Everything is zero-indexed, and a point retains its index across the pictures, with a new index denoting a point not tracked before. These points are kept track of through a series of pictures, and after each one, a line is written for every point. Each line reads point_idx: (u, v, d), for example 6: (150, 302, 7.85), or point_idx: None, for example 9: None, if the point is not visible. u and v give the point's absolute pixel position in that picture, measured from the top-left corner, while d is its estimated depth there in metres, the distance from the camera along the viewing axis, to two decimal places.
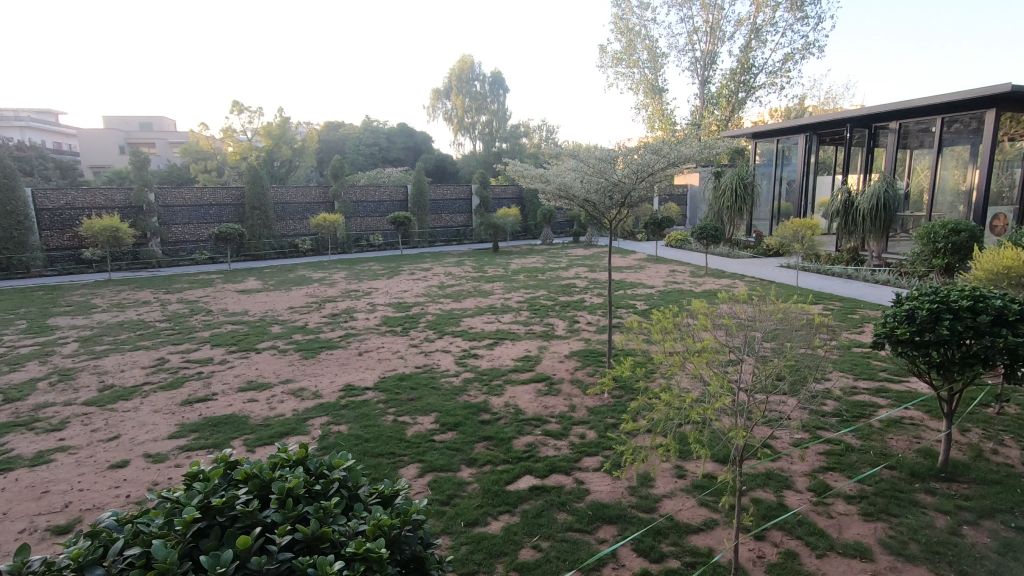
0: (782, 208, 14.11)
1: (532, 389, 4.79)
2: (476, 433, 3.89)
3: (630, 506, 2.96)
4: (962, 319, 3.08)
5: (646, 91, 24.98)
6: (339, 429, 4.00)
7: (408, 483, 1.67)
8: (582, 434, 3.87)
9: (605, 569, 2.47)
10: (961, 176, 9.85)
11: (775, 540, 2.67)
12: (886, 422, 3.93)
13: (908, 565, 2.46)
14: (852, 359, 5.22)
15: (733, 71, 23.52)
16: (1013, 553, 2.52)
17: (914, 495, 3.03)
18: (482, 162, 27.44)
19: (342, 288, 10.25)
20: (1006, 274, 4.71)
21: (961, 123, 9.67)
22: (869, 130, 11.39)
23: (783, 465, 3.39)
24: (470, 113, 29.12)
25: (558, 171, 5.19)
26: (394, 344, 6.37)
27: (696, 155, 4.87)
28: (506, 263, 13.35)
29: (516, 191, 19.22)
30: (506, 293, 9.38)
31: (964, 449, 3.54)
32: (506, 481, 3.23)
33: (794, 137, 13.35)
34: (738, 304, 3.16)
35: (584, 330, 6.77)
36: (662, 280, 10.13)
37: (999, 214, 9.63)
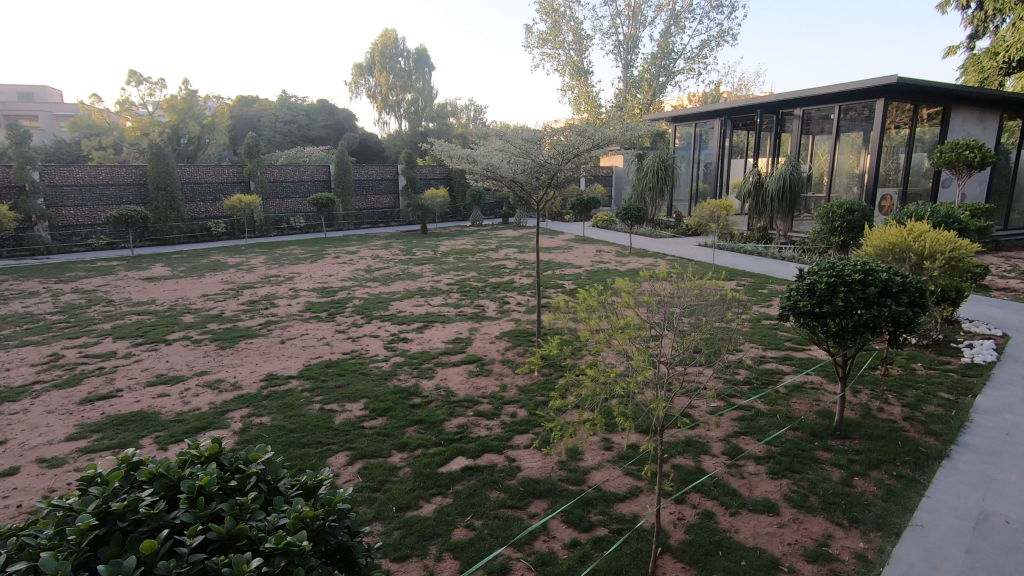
0: (699, 189, 14.81)
1: (463, 371, 4.80)
2: (407, 418, 3.85)
3: (561, 480, 3.05)
4: (854, 291, 3.38)
5: (572, 74, 25.28)
6: (261, 420, 3.83)
7: (332, 473, 1.62)
8: (513, 413, 3.94)
9: (537, 542, 2.54)
10: (855, 160, 10.73)
11: (693, 502, 2.85)
12: (790, 387, 4.26)
13: (808, 515, 2.71)
14: (762, 331, 5.61)
15: (654, 56, 24.27)
16: (895, 499, 2.84)
17: (813, 452, 3.33)
18: (408, 142, 26.86)
19: (261, 273, 9.74)
20: (891, 249, 5.20)
21: (855, 111, 10.51)
22: (777, 116, 12.13)
23: (701, 432, 3.61)
24: (394, 91, 28.22)
25: (485, 152, 5.14)
26: (320, 330, 6.15)
27: (620, 137, 4.98)
28: (435, 245, 13.18)
29: (444, 172, 18.93)
30: (435, 276, 9.27)
31: (856, 408, 3.92)
32: (438, 463, 3.23)
33: (710, 121, 13.98)
34: (659, 282, 3.30)
35: (514, 311, 6.84)
36: (589, 260, 10.37)
37: (886, 195, 10.60)
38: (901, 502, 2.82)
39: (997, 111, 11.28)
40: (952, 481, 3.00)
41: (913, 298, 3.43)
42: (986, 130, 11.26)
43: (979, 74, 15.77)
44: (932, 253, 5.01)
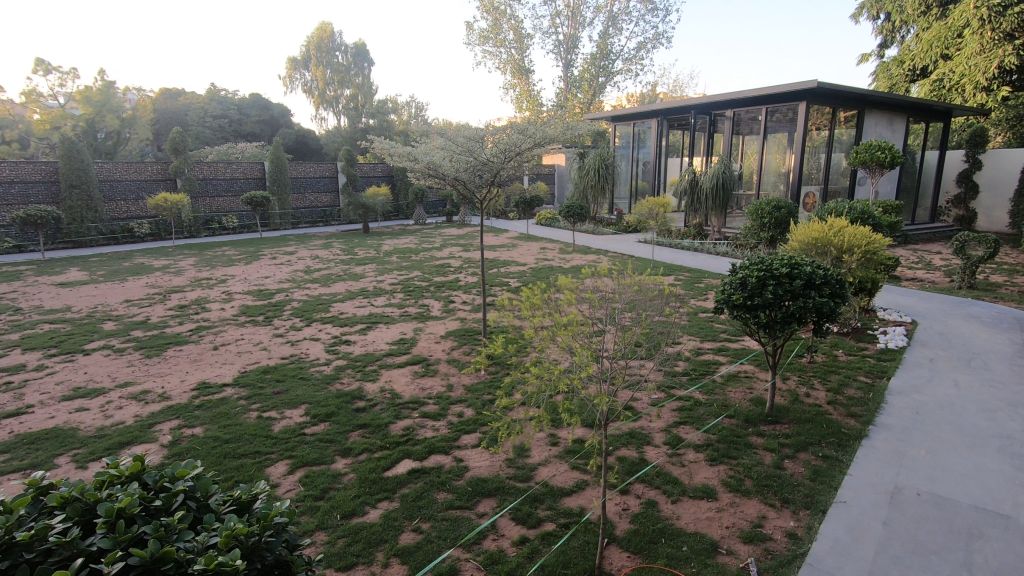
0: (638, 187, 15.24)
1: (408, 372, 4.73)
2: (350, 422, 3.75)
3: (508, 478, 3.06)
4: (782, 284, 3.57)
5: (513, 72, 25.38)
6: (193, 432, 3.64)
7: (268, 485, 1.56)
8: (460, 413, 3.92)
9: (486, 541, 2.54)
10: (781, 159, 11.34)
11: (637, 492, 2.93)
12: (726, 377, 4.46)
13: (744, 498, 2.85)
14: (699, 323, 5.84)
15: (593, 57, 24.77)
16: (820, 478, 3.03)
17: (748, 438, 3.50)
18: (347, 139, 26.18)
19: (190, 276, 9.23)
20: (814, 243, 5.53)
21: (780, 114, 11.11)
22: (709, 117, 12.64)
23: (643, 424, 3.72)
24: (332, 86, 27.51)
25: (426, 150, 5.08)
26: (256, 334, 5.90)
27: (560, 136, 5.04)
28: (378, 244, 12.92)
29: (385, 170, 18.55)
30: (378, 276, 9.09)
31: (785, 394, 4.15)
32: (383, 468, 3.17)
33: (647, 121, 14.40)
34: (600, 278, 3.36)
35: (459, 310, 6.81)
36: (533, 258, 10.45)
37: (809, 193, 11.27)
38: (826, 480, 3.01)
39: (904, 115, 12.20)
40: (870, 459, 3.23)
41: (834, 290, 3.66)
42: (895, 132, 12.16)
43: (888, 81, 17.02)
44: (850, 246, 5.37)
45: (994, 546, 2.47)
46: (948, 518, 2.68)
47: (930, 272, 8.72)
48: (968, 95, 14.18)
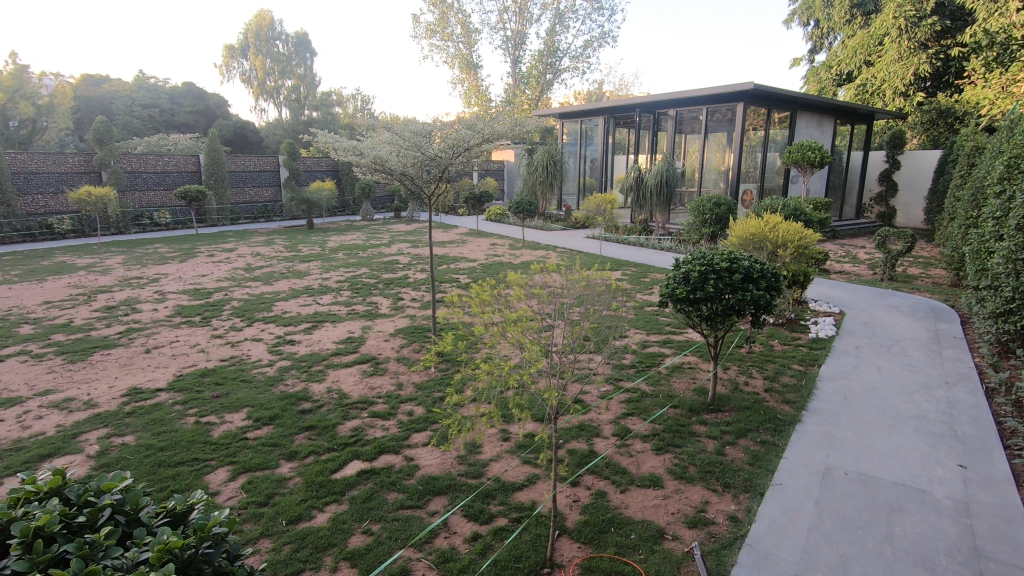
0: (586, 184, 15.48)
1: (356, 371, 4.63)
2: (296, 425, 3.63)
3: (460, 475, 3.05)
4: (722, 278, 3.72)
5: (461, 67, 25.19)
6: (124, 440, 3.43)
7: (205, 495, 1.49)
8: (410, 411, 3.87)
9: (438, 540, 2.52)
10: (721, 158, 11.79)
11: (588, 483, 2.98)
12: (671, 368, 4.61)
13: (689, 485, 2.95)
14: (645, 317, 6.00)
15: (540, 53, 24.93)
16: (759, 462, 3.18)
17: (692, 427, 3.63)
18: (288, 131, 25.28)
19: (119, 275, 8.68)
20: (751, 238, 5.78)
21: (720, 114, 11.54)
22: (654, 116, 12.96)
23: (592, 416, 3.79)
24: (272, 76, 26.48)
25: (372, 144, 4.94)
26: (193, 336, 5.62)
27: (509, 132, 5.04)
28: (323, 241, 12.56)
29: (331, 164, 18.01)
30: (324, 273, 8.84)
31: (727, 383, 4.33)
32: (331, 470, 3.09)
33: (594, 119, 14.65)
34: (549, 274, 3.40)
35: (408, 307, 6.72)
36: (483, 254, 10.45)
37: (747, 190, 11.76)
38: (764, 464, 3.16)
39: (832, 118, 12.94)
40: (803, 443, 3.41)
41: (770, 283, 3.84)
42: (824, 133, 12.86)
43: (818, 85, 17.98)
44: (784, 242, 5.67)
45: (911, 519, 2.66)
46: (872, 495, 2.87)
47: (855, 265, 9.30)
48: (888, 100, 15.10)
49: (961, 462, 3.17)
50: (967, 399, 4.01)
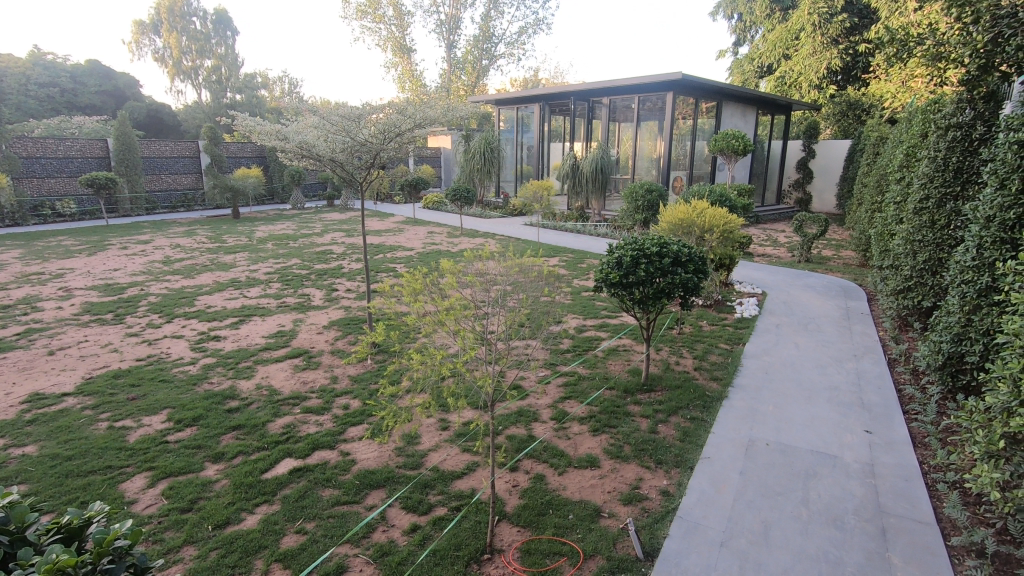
0: (524, 171, 15.53)
1: (286, 366, 4.45)
2: (222, 425, 3.45)
3: (398, 467, 3.01)
4: (652, 262, 3.83)
5: (394, 50, 24.53)
6: (24, 451, 3.13)
7: (103, 507, 1.38)
8: (346, 405, 3.77)
9: (375, 534, 2.47)
10: (652, 146, 12.13)
11: (526, 468, 3.01)
12: (606, 351, 4.73)
13: (623, 463, 3.05)
14: (582, 302, 6.11)
15: (475, 39, 24.69)
16: (689, 438, 3.33)
17: (626, 407, 3.74)
18: (209, 115, 23.81)
19: (16, 270, 7.91)
20: (680, 224, 5.98)
21: (651, 103, 11.85)
22: (588, 103, 13.14)
23: (530, 402, 3.83)
24: (189, 55, 24.77)
25: (298, 129, 4.69)
26: (105, 335, 5.21)
27: (441, 118, 4.96)
28: (249, 231, 11.94)
29: (256, 150, 17.13)
30: (251, 265, 8.42)
31: (659, 363, 4.50)
32: (261, 470, 2.96)
33: (530, 106, 14.69)
34: (483, 261, 3.38)
35: (343, 298, 6.53)
36: (420, 242, 10.29)
37: (677, 177, 12.18)
38: (694, 440, 3.31)
39: (754, 108, 13.57)
40: (730, 417, 3.60)
41: (697, 266, 4.00)
42: (747, 123, 13.49)
43: (741, 76, 18.82)
44: (711, 227, 5.92)
45: (825, 483, 2.87)
46: (790, 463, 3.07)
47: (776, 248, 9.84)
48: (804, 92, 15.96)
49: (867, 428, 3.44)
50: (873, 370, 4.36)
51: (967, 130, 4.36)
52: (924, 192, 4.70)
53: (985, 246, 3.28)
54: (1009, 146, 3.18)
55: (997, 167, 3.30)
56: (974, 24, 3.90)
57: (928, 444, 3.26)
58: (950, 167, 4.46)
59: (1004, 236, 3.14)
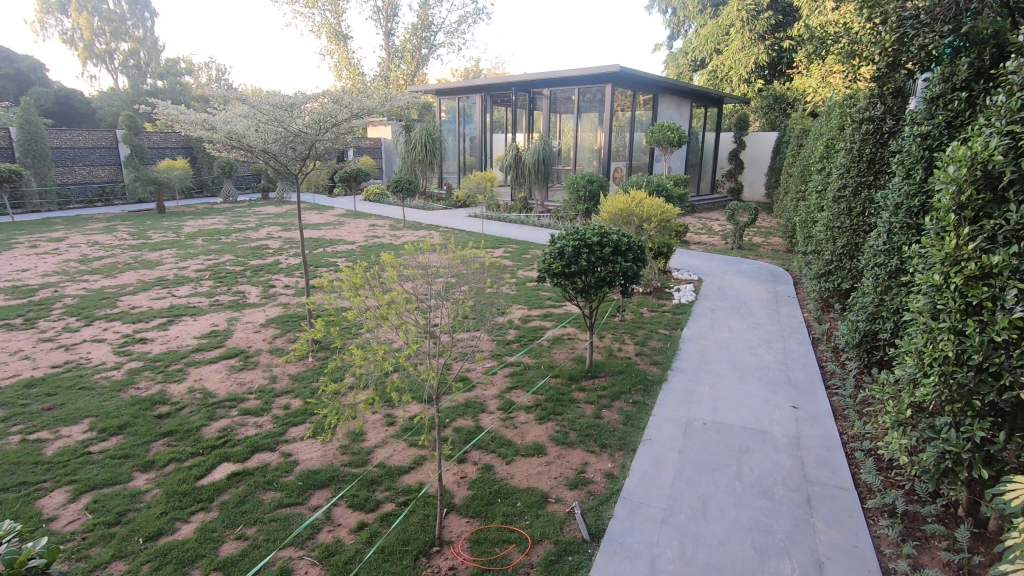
0: (467, 162, 15.46)
1: (221, 367, 4.25)
2: (151, 432, 3.27)
3: (343, 465, 2.95)
4: (593, 251, 3.91)
5: (330, 37, 23.70)
6: None
7: (15, 527, 1.30)
8: (287, 404, 3.65)
9: (321, 534, 2.42)
10: (593, 137, 12.33)
11: (474, 459, 3.02)
12: (551, 340, 4.80)
13: (569, 449, 3.11)
14: (527, 292, 6.16)
15: (414, 27, 24.23)
16: (631, 421, 3.44)
17: (571, 394, 3.82)
18: (127, 102, 22.21)
19: None
20: (620, 214, 6.13)
21: (591, 94, 12.03)
22: (529, 94, 13.19)
23: (477, 393, 3.83)
24: (102, 37, 22.98)
25: (226, 118, 4.44)
26: (14, 341, 4.80)
27: (379, 107, 4.86)
28: (177, 226, 11.29)
29: (182, 140, 16.16)
30: (180, 262, 7.97)
31: (602, 350, 4.61)
32: (195, 477, 2.83)
33: (471, 97, 14.59)
34: (425, 253, 3.35)
35: (281, 295, 6.31)
36: (362, 235, 10.05)
37: (617, 168, 12.46)
38: (636, 423, 3.43)
39: (689, 101, 14.02)
40: (669, 400, 3.74)
41: (636, 254, 4.11)
42: (682, 115, 13.94)
43: (676, 70, 19.40)
44: (649, 216, 6.10)
45: (756, 457, 3.04)
46: (726, 440, 3.23)
47: (711, 236, 10.26)
48: (734, 85, 16.65)
49: (794, 403, 3.67)
50: (799, 349, 4.65)
51: (878, 123, 4.68)
52: (842, 181, 5.02)
53: (894, 231, 3.55)
54: (913, 139, 3.45)
55: (904, 158, 3.57)
56: (883, 24, 4.17)
57: (847, 416, 3.52)
58: (864, 158, 4.78)
59: (910, 222, 3.41)
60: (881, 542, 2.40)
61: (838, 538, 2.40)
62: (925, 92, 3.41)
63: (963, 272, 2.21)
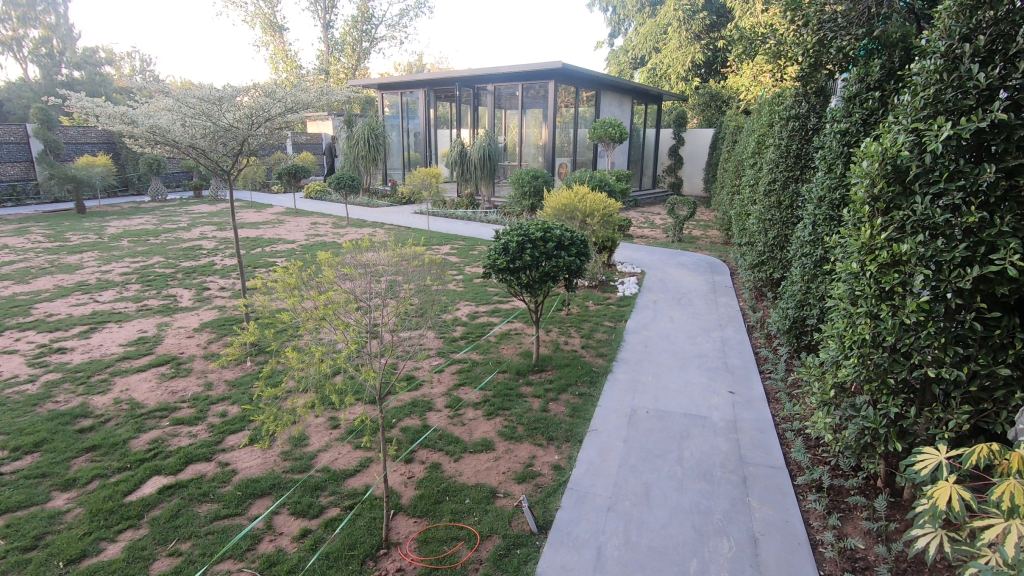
0: (411, 158, 15.25)
1: (151, 376, 4.02)
2: (73, 448, 3.05)
3: (284, 472, 2.86)
4: (537, 247, 3.94)
5: (264, 28, 22.74)
6: None
7: None
8: (224, 412, 3.50)
9: (262, 544, 2.33)
10: (538, 133, 12.39)
11: (422, 458, 2.99)
12: (499, 335, 4.82)
13: (517, 443, 3.14)
14: (474, 288, 6.16)
15: (354, 19, 23.63)
16: (578, 413, 3.50)
17: (519, 389, 3.84)
18: (38, 93, 20.57)
19: None
20: (564, 209, 6.22)
21: (534, 90, 12.08)
22: (473, 90, 13.12)
23: (424, 391, 3.80)
24: (8, 23, 21.07)
25: (148, 111, 4.18)
26: None
27: (314, 101, 4.70)
28: (99, 227, 10.57)
29: (102, 135, 15.15)
30: (103, 265, 7.47)
31: (549, 344, 4.66)
32: (123, 492, 2.66)
33: (415, 92, 14.38)
34: (365, 250, 3.27)
35: (216, 297, 6.03)
36: (303, 234, 9.74)
37: (562, 163, 12.59)
38: (582, 414, 3.49)
39: (629, 98, 14.34)
40: (614, 390, 3.83)
41: (580, 249, 4.17)
42: (624, 111, 14.24)
43: (618, 67, 19.83)
44: (592, 211, 6.21)
45: (696, 442, 3.16)
46: (668, 426, 3.34)
47: (653, 230, 10.54)
48: (672, 83, 17.15)
49: (731, 389, 3.83)
50: (735, 337, 4.86)
51: (803, 121, 4.95)
52: (772, 176, 5.28)
53: (819, 223, 3.76)
54: (834, 135, 3.66)
55: (825, 154, 3.79)
56: (804, 27, 4.40)
57: (779, 399, 3.71)
58: (791, 154, 5.03)
59: (832, 213, 3.62)
60: (809, 516, 2.54)
61: (772, 515, 2.53)
62: (844, 91, 3.62)
63: (877, 260, 2.37)
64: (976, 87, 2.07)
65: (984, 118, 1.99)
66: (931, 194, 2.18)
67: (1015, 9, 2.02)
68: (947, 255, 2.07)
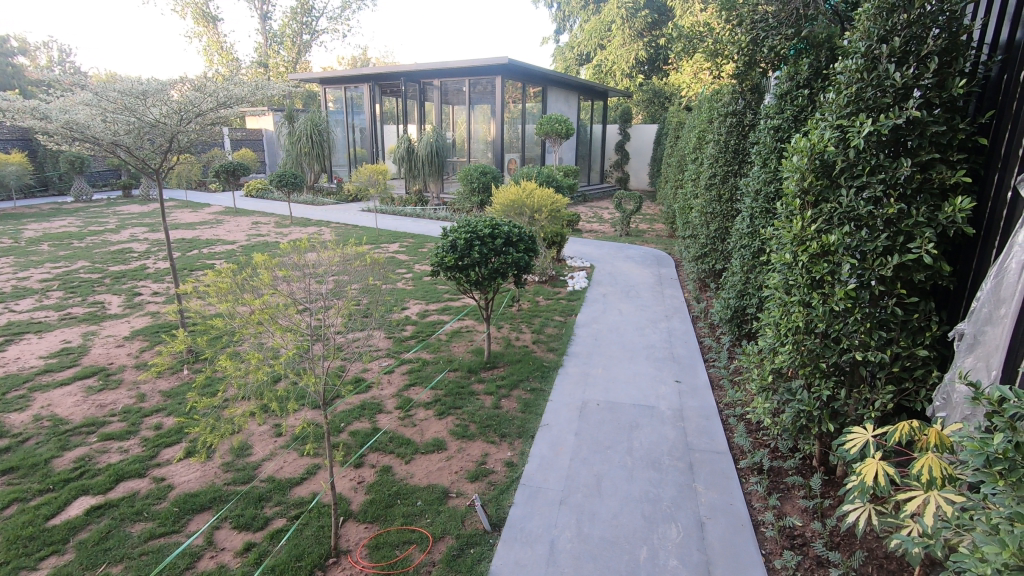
0: (357, 154, 14.89)
1: (77, 389, 3.76)
2: None
3: (226, 484, 2.73)
4: (485, 244, 3.91)
5: (196, 18, 21.64)
6: None
7: None
8: (158, 424, 3.31)
9: (201, 562, 2.22)
10: (486, 128, 12.35)
11: (372, 462, 2.93)
12: (449, 334, 4.78)
13: (470, 442, 3.11)
14: (424, 286, 6.08)
15: (293, 11, 22.86)
16: (530, 408, 3.52)
17: (470, 387, 3.82)
18: None
19: None
20: (512, 205, 6.23)
21: (481, 86, 12.02)
22: (419, 85, 12.93)
23: (374, 393, 3.72)
24: None
25: (63, 106, 3.88)
26: None
27: (249, 95, 4.50)
28: (15, 230, 9.81)
29: (17, 131, 14.09)
30: (20, 271, 6.93)
31: (500, 340, 4.66)
32: (46, 516, 2.48)
33: (359, 87, 14.05)
34: (304, 251, 3.15)
35: (149, 303, 5.70)
36: (244, 234, 9.36)
37: (511, 159, 12.60)
38: (534, 409, 3.51)
39: (576, 94, 14.50)
40: (565, 384, 3.87)
41: (528, 245, 4.17)
42: (571, 107, 14.38)
43: (564, 63, 20.00)
44: (540, 207, 6.24)
45: (645, 432, 3.23)
46: (618, 418, 3.40)
47: (601, 224, 10.72)
48: (617, 80, 17.44)
49: (677, 378, 3.95)
50: (681, 327, 5.01)
51: (740, 117, 5.13)
52: (713, 170, 5.46)
53: (756, 215, 3.91)
54: (768, 131, 3.81)
55: (760, 149, 3.94)
56: (739, 26, 4.56)
57: (722, 386, 3.85)
58: (730, 149, 5.21)
59: (767, 206, 3.77)
60: (751, 498, 2.65)
61: (716, 499, 2.62)
62: (776, 89, 3.78)
63: (808, 250, 2.48)
64: (892, 86, 2.18)
65: (900, 115, 2.11)
66: (856, 186, 2.29)
67: (926, 12, 2.15)
68: (871, 245, 2.19)
